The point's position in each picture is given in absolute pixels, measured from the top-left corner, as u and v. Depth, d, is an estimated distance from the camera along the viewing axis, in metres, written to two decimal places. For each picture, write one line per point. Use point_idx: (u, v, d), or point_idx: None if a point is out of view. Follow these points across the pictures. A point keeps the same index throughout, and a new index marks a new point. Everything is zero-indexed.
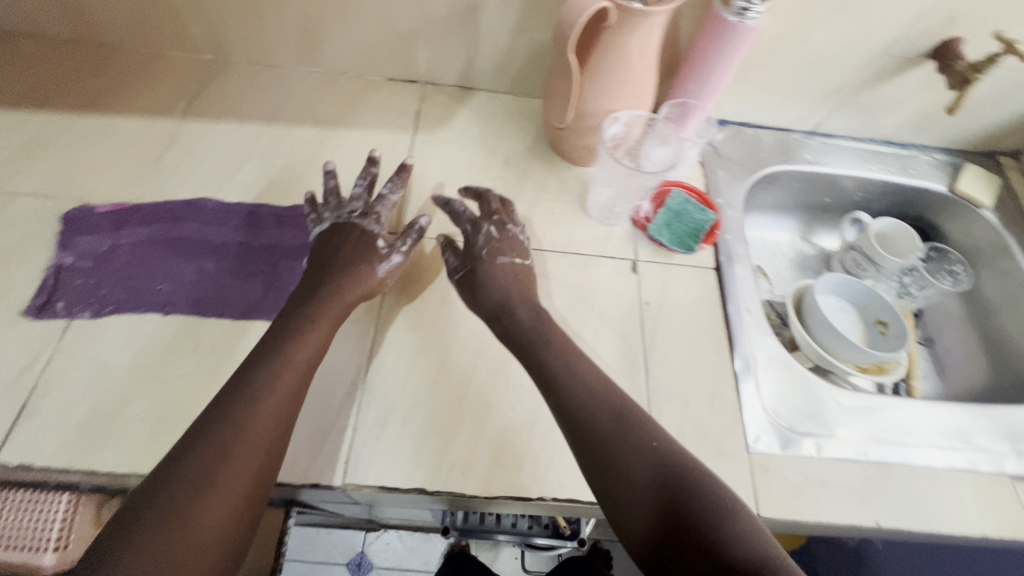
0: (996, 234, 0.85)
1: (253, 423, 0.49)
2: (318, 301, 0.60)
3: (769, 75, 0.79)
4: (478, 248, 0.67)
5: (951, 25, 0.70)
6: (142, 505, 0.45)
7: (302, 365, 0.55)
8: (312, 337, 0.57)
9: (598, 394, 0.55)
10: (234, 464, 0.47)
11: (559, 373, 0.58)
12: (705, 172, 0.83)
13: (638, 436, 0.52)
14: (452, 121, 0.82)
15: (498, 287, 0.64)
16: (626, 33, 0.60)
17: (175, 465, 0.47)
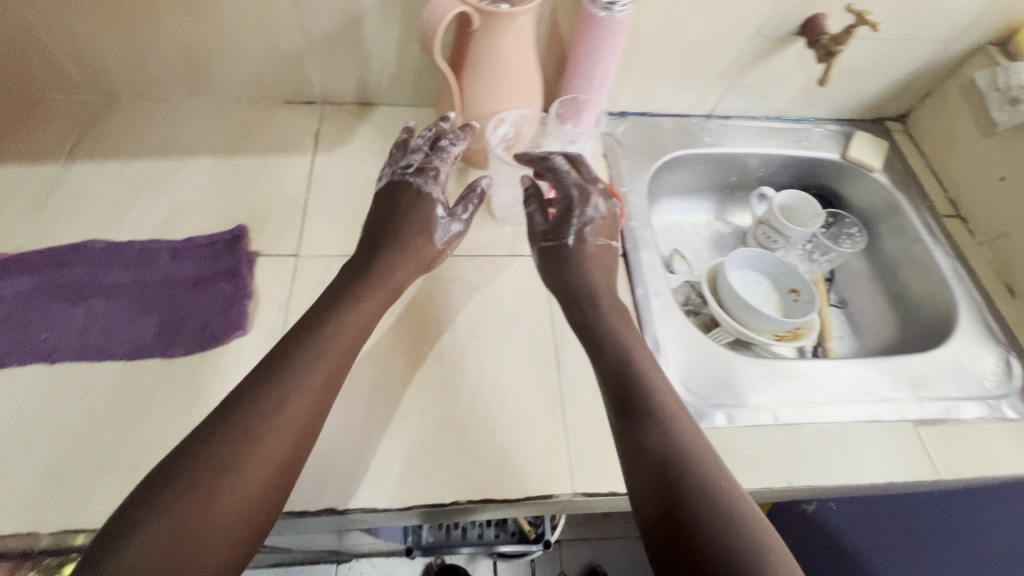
0: (888, 194, 0.90)
1: (287, 406, 0.49)
2: (372, 280, 0.61)
3: (656, 64, 0.82)
4: (571, 223, 0.67)
5: (811, 2, 0.74)
6: (172, 469, 0.45)
7: (344, 353, 0.55)
8: (350, 325, 0.56)
9: (644, 372, 0.55)
10: (263, 447, 0.47)
11: (608, 347, 0.58)
12: (608, 164, 0.85)
13: (675, 432, 0.49)
14: (353, 138, 0.82)
15: (577, 265, 0.66)
16: (494, 37, 0.62)
17: (201, 439, 0.46)
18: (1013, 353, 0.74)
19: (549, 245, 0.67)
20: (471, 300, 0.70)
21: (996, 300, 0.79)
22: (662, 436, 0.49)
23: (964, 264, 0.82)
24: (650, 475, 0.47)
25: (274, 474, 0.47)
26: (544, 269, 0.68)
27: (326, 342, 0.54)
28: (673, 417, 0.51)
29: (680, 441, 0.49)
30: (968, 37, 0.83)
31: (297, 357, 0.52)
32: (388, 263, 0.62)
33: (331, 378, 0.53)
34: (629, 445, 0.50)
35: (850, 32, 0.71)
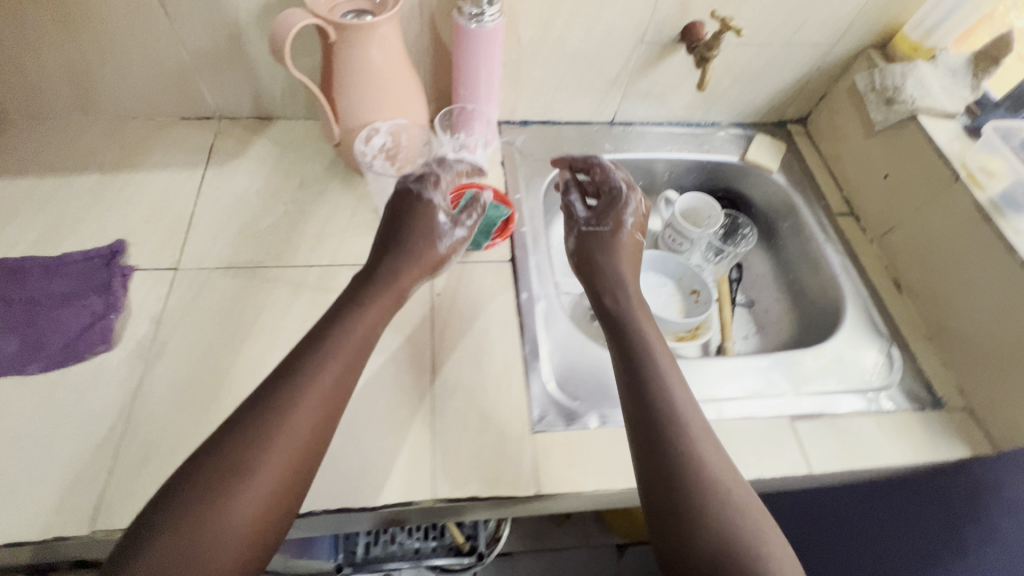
0: (786, 194, 0.92)
1: (292, 419, 0.49)
2: (382, 285, 0.61)
3: (547, 72, 0.84)
4: (612, 216, 0.74)
5: (686, 9, 0.76)
6: (183, 481, 0.45)
7: (348, 360, 0.54)
8: (356, 331, 0.56)
9: (664, 376, 0.58)
10: (268, 461, 0.46)
11: (629, 347, 0.61)
12: (505, 172, 0.86)
13: (687, 439, 0.54)
14: (248, 151, 0.82)
15: (611, 252, 0.71)
16: (355, 50, 0.64)
17: (207, 458, 0.46)
18: (894, 346, 0.75)
19: (590, 229, 0.73)
20: None
21: (882, 294, 0.80)
22: (679, 440, 0.53)
23: (853, 260, 0.84)
24: (663, 476, 0.52)
25: (284, 486, 0.47)
26: (580, 253, 0.73)
27: (329, 352, 0.53)
28: (685, 420, 0.55)
29: (690, 444, 0.53)
30: (849, 40, 0.85)
31: (306, 369, 0.51)
32: (398, 268, 0.62)
33: (337, 387, 0.52)
34: (644, 446, 0.54)
35: (720, 37, 0.73)
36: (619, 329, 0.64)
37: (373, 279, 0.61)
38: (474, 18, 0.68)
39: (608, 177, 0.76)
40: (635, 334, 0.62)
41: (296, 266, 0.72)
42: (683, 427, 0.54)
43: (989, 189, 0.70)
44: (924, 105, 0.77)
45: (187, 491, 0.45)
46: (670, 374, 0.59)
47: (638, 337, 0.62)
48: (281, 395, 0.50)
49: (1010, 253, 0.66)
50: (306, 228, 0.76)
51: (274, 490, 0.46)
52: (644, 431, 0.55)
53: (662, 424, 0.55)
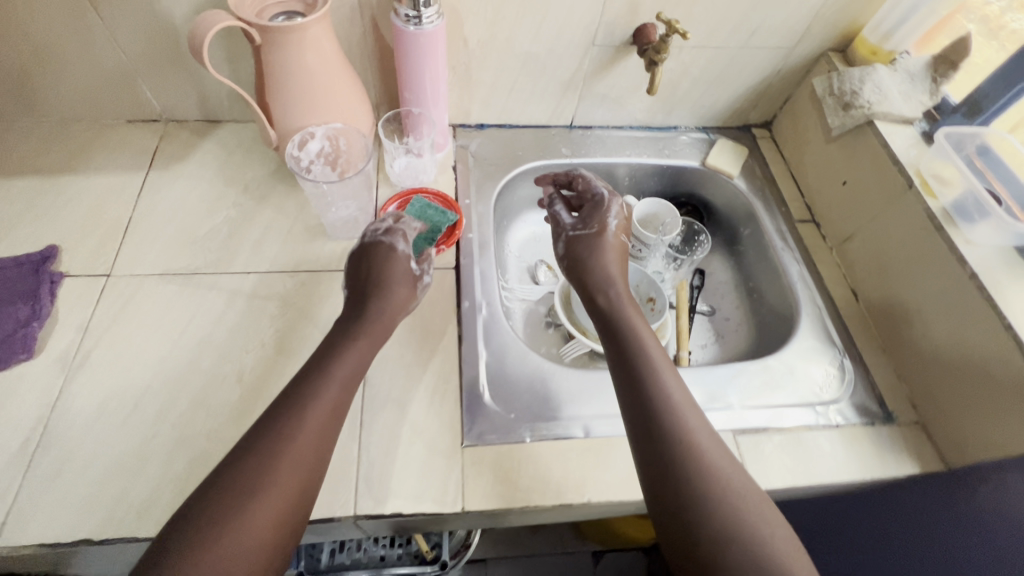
0: (746, 200, 0.90)
1: (297, 433, 0.49)
2: (364, 320, 0.60)
3: (498, 76, 0.82)
4: (597, 220, 0.73)
5: (635, 12, 0.75)
6: (196, 503, 0.45)
7: (346, 384, 0.55)
8: (352, 353, 0.57)
9: (660, 378, 0.58)
10: (278, 477, 0.47)
11: (627, 351, 0.62)
12: (456, 177, 0.84)
13: (688, 437, 0.54)
14: (193, 155, 0.81)
15: (600, 255, 0.71)
16: (283, 55, 0.62)
17: (221, 477, 0.47)
18: (848, 357, 0.73)
19: (577, 233, 0.73)
20: (285, 317, 0.68)
21: (839, 304, 0.78)
22: (679, 438, 0.53)
23: (811, 269, 0.82)
24: (666, 475, 0.52)
25: (293, 503, 0.47)
26: (571, 258, 0.73)
27: (329, 375, 0.54)
28: (684, 418, 0.55)
29: (689, 440, 0.53)
30: (808, 43, 0.83)
31: (308, 390, 0.53)
32: (383, 306, 0.62)
33: (336, 407, 0.53)
34: (648, 448, 0.54)
35: (667, 41, 0.71)
36: (616, 332, 0.64)
37: (362, 314, 0.61)
38: (412, 22, 0.66)
39: (588, 186, 0.76)
40: (632, 337, 0.62)
41: (232, 273, 0.70)
42: (682, 425, 0.54)
43: (941, 197, 0.68)
44: (880, 110, 0.75)
45: (200, 510, 0.45)
46: (667, 375, 0.59)
47: (634, 339, 0.62)
48: (287, 413, 0.51)
49: (959, 264, 0.64)
50: (245, 234, 0.74)
51: (284, 505, 0.47)
52: (645, 432, 0.55)
53: (662, 423, 0.55)
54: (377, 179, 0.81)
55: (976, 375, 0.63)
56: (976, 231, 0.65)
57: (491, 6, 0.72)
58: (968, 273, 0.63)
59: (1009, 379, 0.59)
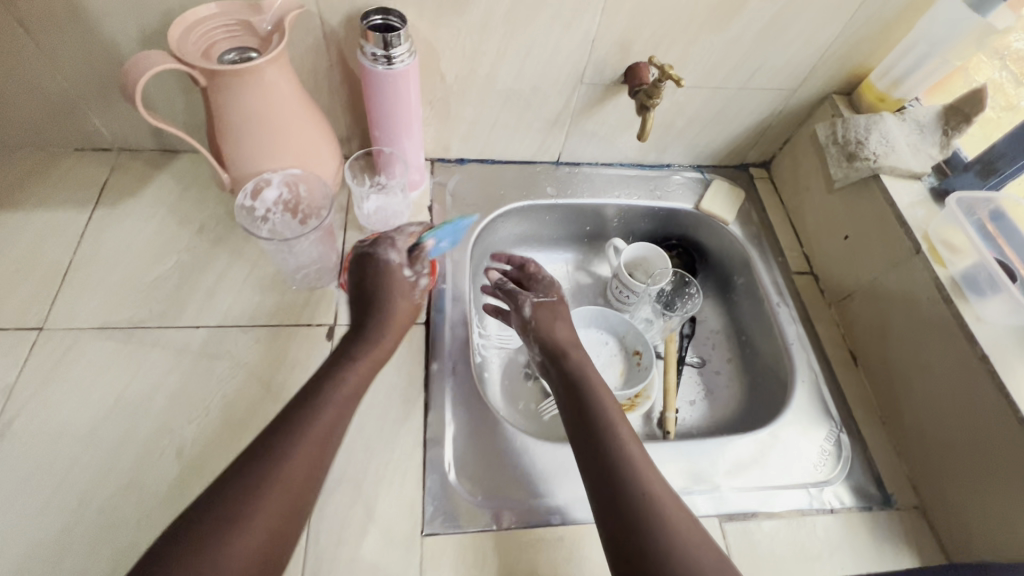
0: (741, 247, 0.84)
1: (287, 465, 0.47)
2: (360, 343, 0.58)
3: (479, 112, 0.76)
4: (552, 287, 0.75)
5: (627, 50, 0.69)
6: (177, 533, 0.43)
7: (341, 413, 0.53)
8: (347, 380, 0.55)
9: (619, 438, 0.55)
10: (260, 513, 0.45)
11: (586, 412, 0.59)
12: (432, 219, 0.78)
13: (649, 498, 0.50)
14: (146, 189, 0.74)
15: (559, 321, 0.71)
16: (231, 96, 0.56)
17: (202, 510, 0.44)
18: (844, 430, 0.68)
19: (542, 301, 0.73)
20: (233, 381, 0.61)
21: (836, 369, 0.73)
22: (639, 497, 0.50)
23: (808, 328, 0.76)
24: (627, 538, 0.48)
25: (274, 535, 0.45)
26: (534, 325, 0.71)
27: (324, 407, 0.52)
28: (642, 475, 0.52)
29: (648, 498, 0.50)
30: (811, 85, 0.78)
31: (299, 420, 0.50)
32: (384, 323, 0.60)
33: (327, 439, 0.51)
34: (610, 512, 0.51)
35: (659, 86, 0.66)
36: (576, 390, 0.62)
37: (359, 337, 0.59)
38: (381, 61, 0.60)
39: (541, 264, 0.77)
40: (592, 394, 0.60)
41: (179, 328, 0.64)
42: (641, 484, 0.52)
43: (950, 265, 0.63)
44: (887, 164, 0.70)
45: (171, 549, 0.42)
46: (624, 431, 0.56)
47: (593, 396, 0.60)
48: (277, 446, 0.48)
49: (968, 342, 0.59)
50: (197, 282, 0.68)
51: (258, 547, 0.44)
52: (598, 482, 0.53)
53: (619, 482, 0.52)
54: (345, 220, 0.75)
55: (982, 462, 0.58)
56: (989, 307, 0.60)
57: (470, 41, 0.66)
58: (979, 354, 0.58)
59: (1018, 471, 0.54)
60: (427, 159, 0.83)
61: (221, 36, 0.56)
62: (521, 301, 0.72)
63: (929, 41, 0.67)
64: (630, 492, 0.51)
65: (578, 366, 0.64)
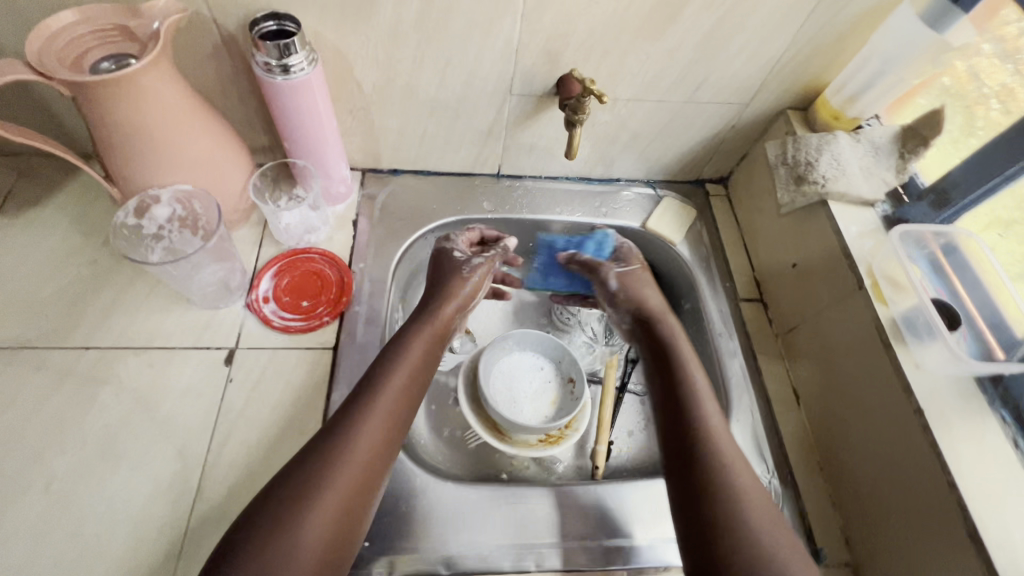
0: (688, 270, 0.78)
1: (367, 426, 0.53)
2: (425, 317, 0.65)
3: (405, 122, 0.72)
4: (624, 258, 0.76)
5: (555, 61, 0.64)
6: (284, 476, 0.49)
7: (408, 390, 0.57)
8: (413, 358, 0.60)
9: (699, 400, 0.59)
10: (336, 483, 0.49)
11: (669, 376, 0.63)
12: (355, 234, 0.74)
13: (721, 452, 0.55)
14: (52, 198, 0.71)
15: (646, 290, 0.72)
16: (105, 109, 0.52)
17: (286, 479, 0.48)
18: (776, 476, 0.63)
19: (625, 271, 0.74)
20: (118, 408, 0.58)
21: (775, 407, 0.68)
22: (714, 472, 0.53)
23: (751, 361, 0.71)
24: (698, 508, 0.51)
25: (359, 484, 0.50)
26: (622, 295, 0.72)
27: (388, 385, 0.56)
28: (721, 453, 0.55)
29: (725, 473, 0.53)
30: (764, 100, 0.72)
31: (364, 399, 0.54)
32: (443, 297, 0.68)
33: (398, 416, 0.55)
34: (682, 461, 0.55)
35: (584, 100, 0.61)
36: (663, 364, 0.64)
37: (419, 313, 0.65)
38: (277, 71, 0.56)
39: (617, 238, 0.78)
40: (681, 371, 0.62)
41: (67, 349, 0.61)
42: (717, 459, 0.54)
43: (892, 305, 0.58)
44: (836, 189, 0.64)
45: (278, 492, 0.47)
46: (709, 408, 0.59)
47: (682, 373, 0.62)
48: (336, 425, 0.52)
49: (905, 394, 0.54)
50: (93, 299, 0.64)
51: (349, 493, 0.49)
52: (672, 435, 0.58)
53: (701, 456, 0.54)
54: (261, 234, 0.71)
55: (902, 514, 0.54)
56: (927, 354, 0.55)
57: (383, 49, 0.61)
58: (914, 408, 0.53)
59: (935, 517, 0.50)
60: (357, 170, 0.79)
61: (94, 43, 0.52)
62: (604, 273, 0.74)
63: (882, 57, 0.62)
64: (708, 467, 0.53)
65: (669, 341, 0.66)
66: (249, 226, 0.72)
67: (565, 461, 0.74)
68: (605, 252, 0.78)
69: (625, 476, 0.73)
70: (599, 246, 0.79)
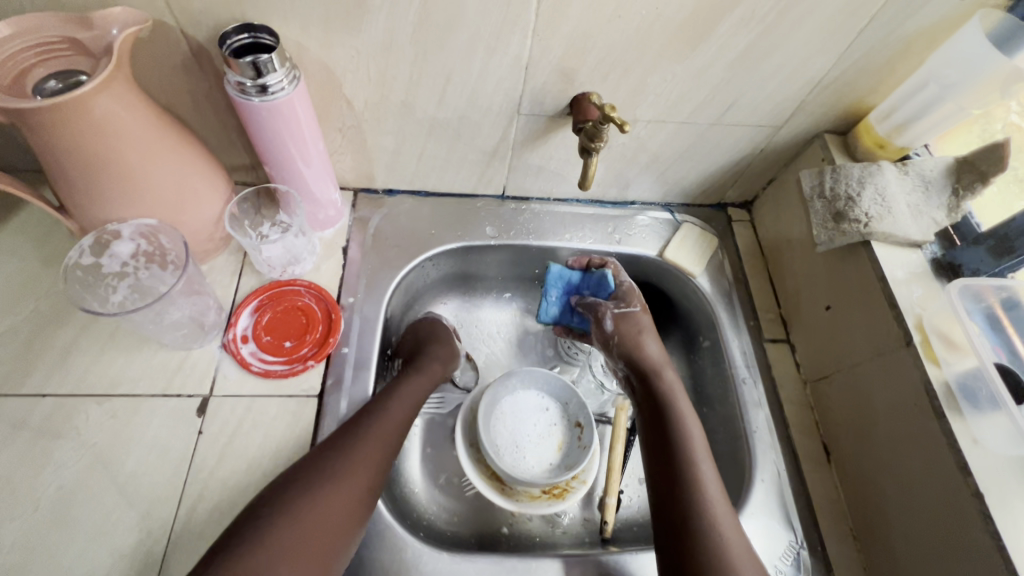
0: (708, 306, 0.71)
1: (347, 471, 0.50)
2: (426, 362, 0.64)
3: (401, 142, 0.64)
4: (621, 292, 0.68)
5: (570, 79, 0.57)
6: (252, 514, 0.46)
7: (394, 434, 0.55)
8: (398, 406, 0.57)
9: (693, 461, 0.54)
10: (311, 538, 0.46)
11: (662, 431, 0.57)
12: (345, 263, 0.67)
13: (712, 523, 0.49)
14: (9, 219, 0.64)
15: (647, 338, 0.64)
16: (52, 136, 0.45)
17: (254, 518, 0.46)
18: (806, 546, 0.57)
19: (623, 312, 0.65)
20: (76, 466, 0.52)
21: (803, 467, 0.62)
22: (709, 549, 0.48)
23: (777, 412, 0.65)
24: None
25: (334, 533, 0.47)
26: (618, 340, 0.64)
27: (374, 435, 0.54)
28: (719, 528, 0.49)
29: (722, 548, 0.48)
30: (799, 122, 0.65)
31: (344, 449, 0.51)
32: (441, 346, 0.67)
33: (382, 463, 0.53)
34: (670, 530, 0.50)
35: (602, 128, 0.54)
36: (658, 415, 0.58)
37: (412, 384, 0.61)
38: (253, 91, 0.49)
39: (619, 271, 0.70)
40: (677, 424, 0.56)
41: (20, 396, 0.54)
42: (713, 534, 0.49)
43: (946, 366, 0.52)
44: (880, 230, 0.58)
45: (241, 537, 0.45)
46: (706, 468, 0.53)
47: (679, 427, 0.56)
48: (308, 477, 0.49)
49: (959, 472, 0.48)
50: (52, 337, 0.58)
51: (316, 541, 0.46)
52: (662, 499, 0.53)
53: (696, 529, 0.49)
54: (241, 263, 0.65)
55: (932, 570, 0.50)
56: (986, 426, 0.49)
57: (375, 63, 0.54)
58: (972, 490, 0.47)
59: None
60: (349, 190, 0.72)
61: (36, 59, 0.45)
62: (601, 313, 0.66)
63: (941, 82, 0.55)
64: (702, 543, 0.48)
65: (668, 389, 0.60)
66: (228, 254, 0.65)
67: (571, 514, 0.68)
68: (606, 290, 0.68)
69: (636, 531, 0.67)
70: (601, 286, 0.68)
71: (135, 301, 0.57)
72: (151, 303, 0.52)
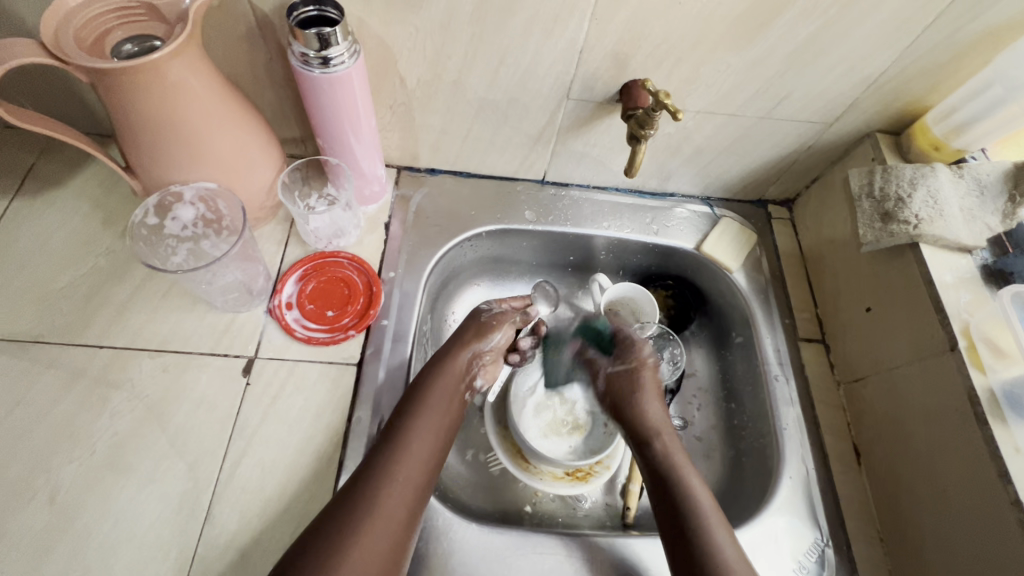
0: (743, 302, 0.71)
1: (397, 468, 0.51)
2: (441, 365, 0.60)
3: (449, 123, 0.65)
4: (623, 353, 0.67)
5: (623, 65, 0.57)
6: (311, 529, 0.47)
7: (429, 450, 0.54)
8: (423, 433, 0.54)
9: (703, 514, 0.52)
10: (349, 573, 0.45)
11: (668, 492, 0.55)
12: (387, 239, 0.69)
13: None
14: (72, 180, 0.66)
15: (645, 398, 0.63)
16: (128, 99, 0.47)
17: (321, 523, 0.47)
18: (831, 545, 0.57)
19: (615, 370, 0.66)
20: (129, 416, 0.55)
21: (833, 467, 0.61)
22: None
23: (808, 411, 0.64)
24: None
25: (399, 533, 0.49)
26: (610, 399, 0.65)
27: (410, 452, 0.53)
28: None
29: None
30: (852, 120, 0.64)
31: (390, 460, 0.51)
32: (442, 353, 0.61)
33: (422, 484, 0.52)
34: None
35: (653, 115, 0.54)
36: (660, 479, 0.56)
37: (432, 391, 0.57)
38: (316, 63, 0.50)
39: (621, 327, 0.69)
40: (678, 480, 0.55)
41: (80, 347, 0.57)
42: None
43: (991, 373, 0.51)
44: (930, 232, 0.56)
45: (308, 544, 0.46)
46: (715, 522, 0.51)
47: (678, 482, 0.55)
48: (331, 534, 0.46)
49: (1000, 480, 0.48)
50: (109, 294, 0.60)
51: (387, 544, 0.48)
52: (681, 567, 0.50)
53: None
54: (287, 234, 0.67)
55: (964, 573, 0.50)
56: None
57: (431, 43, 0.55)
58: (1012, 498, 0.46)
59: None
60: (394, 168, 0.73)
61: (116, 22, 0.47)
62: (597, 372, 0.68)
63: (1007, 83, 0.54)
64: None
65: (664, 457, 0.58)
66: (275, 223, 0.67)
67: (593, 499, 0.68)
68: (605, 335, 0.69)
69: None
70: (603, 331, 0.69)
71: (192, 262, 0.60)
72: (206, 266, 0.54)
